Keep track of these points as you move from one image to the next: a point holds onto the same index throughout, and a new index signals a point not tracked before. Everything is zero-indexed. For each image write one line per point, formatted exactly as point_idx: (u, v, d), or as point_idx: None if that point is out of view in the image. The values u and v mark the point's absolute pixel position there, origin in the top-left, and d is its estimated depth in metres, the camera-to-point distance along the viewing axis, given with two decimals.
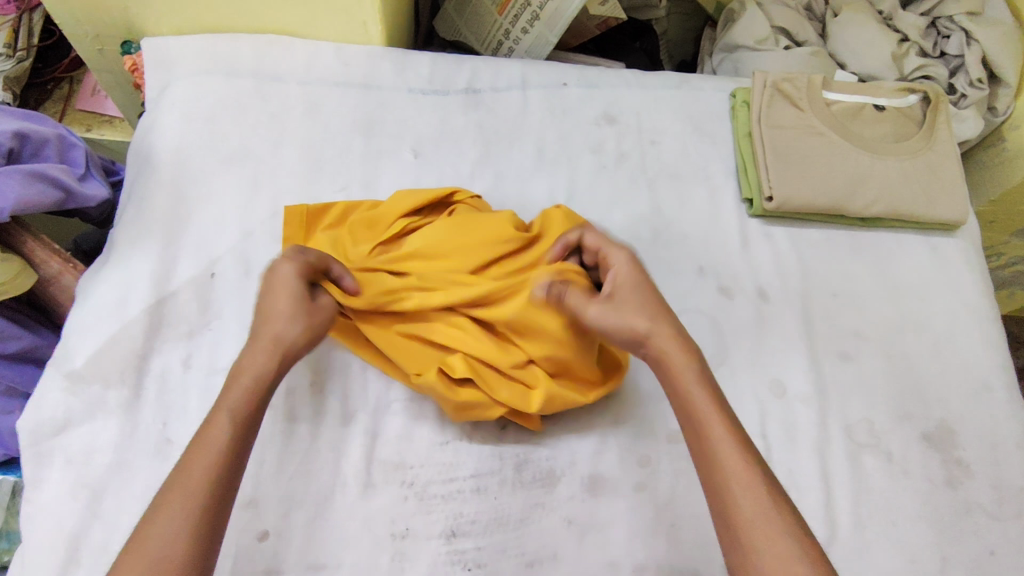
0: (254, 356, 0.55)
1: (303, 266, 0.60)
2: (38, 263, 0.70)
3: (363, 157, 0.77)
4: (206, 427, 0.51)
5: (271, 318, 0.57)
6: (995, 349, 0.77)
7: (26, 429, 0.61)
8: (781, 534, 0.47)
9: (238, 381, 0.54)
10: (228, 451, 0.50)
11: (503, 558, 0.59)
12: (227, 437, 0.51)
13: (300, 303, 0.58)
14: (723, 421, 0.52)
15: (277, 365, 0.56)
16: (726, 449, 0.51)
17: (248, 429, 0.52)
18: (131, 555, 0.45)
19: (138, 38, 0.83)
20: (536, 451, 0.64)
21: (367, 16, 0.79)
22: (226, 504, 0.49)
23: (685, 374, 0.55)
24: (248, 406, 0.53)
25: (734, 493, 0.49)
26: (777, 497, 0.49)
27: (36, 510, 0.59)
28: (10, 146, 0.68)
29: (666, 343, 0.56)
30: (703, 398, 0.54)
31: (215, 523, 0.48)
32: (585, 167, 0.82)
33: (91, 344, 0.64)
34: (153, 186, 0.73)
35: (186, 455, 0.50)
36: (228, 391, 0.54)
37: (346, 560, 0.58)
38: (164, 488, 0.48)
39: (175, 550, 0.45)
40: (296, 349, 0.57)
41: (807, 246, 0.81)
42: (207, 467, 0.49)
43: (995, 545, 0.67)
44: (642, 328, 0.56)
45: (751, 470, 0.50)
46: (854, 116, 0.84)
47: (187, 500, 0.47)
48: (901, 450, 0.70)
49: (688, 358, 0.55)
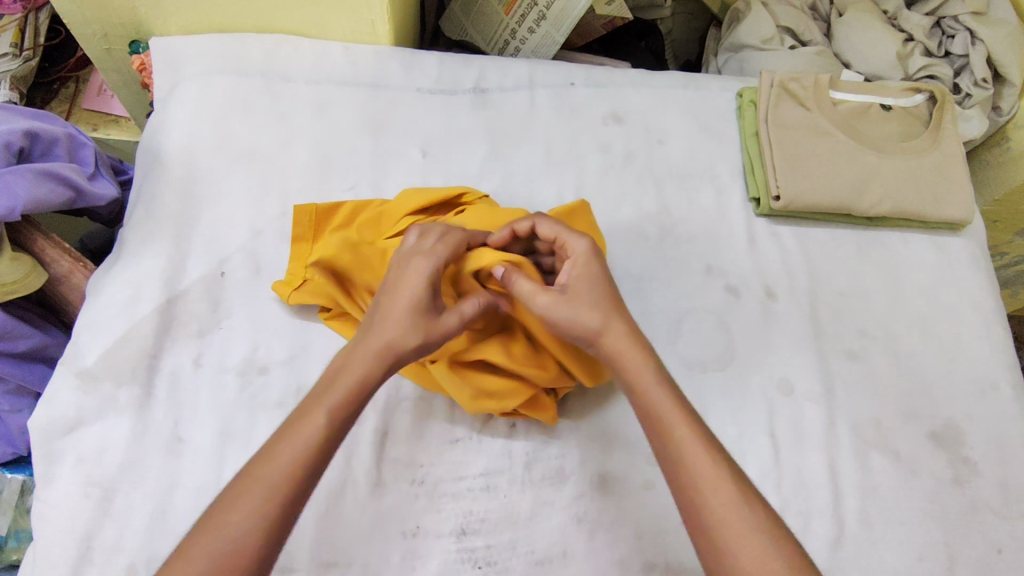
0: (359, 363, 0.51)
1: (436, 264, 0.56)
2: (48, 262, 0.70)
3: (371, 157, 0.78)
4: (300, 421, 0.49)
5: (391, 320, 0.53)
6: (1002, 348, 0.77)
7: (38, 427, 0.61)
8: (756, 536, 0.46)
9: (340, 379, 0.51)
10: (319, 447, 0.48)
11: (513, 556, 0.59)
12: (322, 433, 0.48)
13: (420, 308, 0.54)
14: (687, 423, 0.51)
15: (381, 375, 0.52)
16: (693, 455, 0.49)
17: (342, 431, 0.49)
18: (198, 543, 0.44)
19: (146, 38, 0.83)
20: (545, 450, 0.64)
21: (375, 16, 0.80)
22: (299, 506, 0.47)
23: (643, 382, 0.53)
24: (346, 407, 0.50)
25: (705, 495, 0.48)
26: (751, 499, 0.48)
27: (48, 508, 0.59)
28: (21, 145, 0.68)
29: (629, 346, 0.55)
30: (663, 401, 0.52)
31: (285, 524, 0.45)
32: (593, 166, 0.82)
33: (102, 343, 0.65)
34: (162, 186, 0.73)
35: (275, 442, 0.48)
36: (328, 389, 0.50)
37: (357, 558, 0.58)
38: (245, 475, 0.46)
39: (249, 544, 0.44)
40: (401, 361, 0.53)
41: (814, 245, 0.81)
42: (294, 462, 0.47)
43: (1002, 544, 0.67)
44: (595, 325, 0.55)
45: (721, 472, 0.49)
46: (861, 116, 0.84)
47: (263, 496, 0.45)
48: (908, 449, 0.70)
49: (641, 357, 0.54)
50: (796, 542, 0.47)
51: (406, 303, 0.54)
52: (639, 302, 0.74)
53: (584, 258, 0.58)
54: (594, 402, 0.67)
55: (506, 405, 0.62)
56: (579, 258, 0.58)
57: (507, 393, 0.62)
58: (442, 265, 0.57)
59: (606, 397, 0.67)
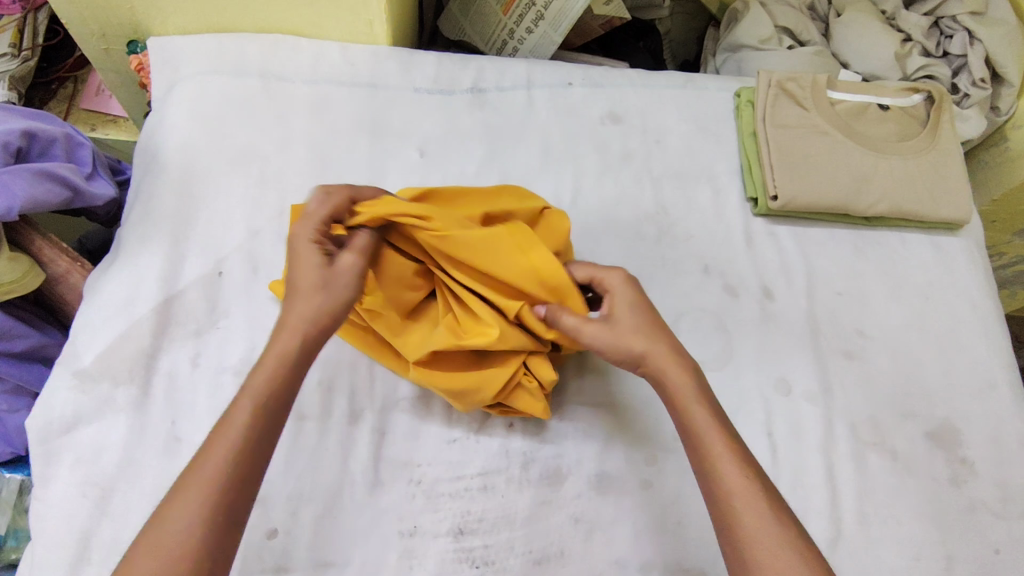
0: (279, 337, 0.51)
1: (317, 225, 0.57)
2: (46, 262, 0.70)
3: (369, 157, 0.78)
4: (230, 411, 0.48)
5: (298, 286, 0.53)
6: (999, 348, 0.77)
7: (35, 427, 0.61)
8: (782, 546, 0.46)
9: (262, 364, 0.50)
10: (248, 435, 0.47)
11: (510, 555, 0.59)
12: (247, 422, 0.47)
13: (319, 272, 0.54)
14: (724, 437, 0.51)
15: (301, 345, 0.51)
16: (727, 467, 0.49)
17: (268, 415, 0.48)
18: (145, 544, 0.43)
19: (144, 38, 0.83)
20: (543, 449, 0.64)
21: (373, 16, 0.80)
22: (248, 491, 0.46)
23: (686, 396, 0.54)
24: (270, 389, 0.49)
25: (736, 507, 0.48)
26: (781, 513, 0.48)
27: (46, 508, 0.59)
28: (18, 145, 0.68)
29: (671, 363, 0.55)
30: (702, 414, 0.53)
31: (234, 511, 0.45)
32: (591, 166, 0.82)
33: (99, 343, 0.65)
34: (160, 185, 0.73)
35: (208, 437, 0.47)
36: (256, 369, 0.50)
37: (354, 557, 0.58)
38: (180, 477, 0.46)
39: (189, 541, 0.43)
40: (321, 326, 0.52)
41: (812, 245, 0.81)
42: (223, 454, 0.46)
43: (999, 543, 0.67)
44: (639, 348, 0.56)
45: (752, 483, 0.49)
46: (859, 116, 0.84)
47: (202, 488, 0.45)
48: (905, 448, 0.70)
49: (685, 374, 0.55)
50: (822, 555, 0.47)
51: (310, 268, 0.54)
52: None
53: (623, 288, 0.59)
54: (592, 401, 0.67)
55: (482, 397, 0.61)
56: (620, 290, 0.59)
57: (482, 385, 0.60)
58: (322, 224, 0.57)
59: (603, 397, 0.67)
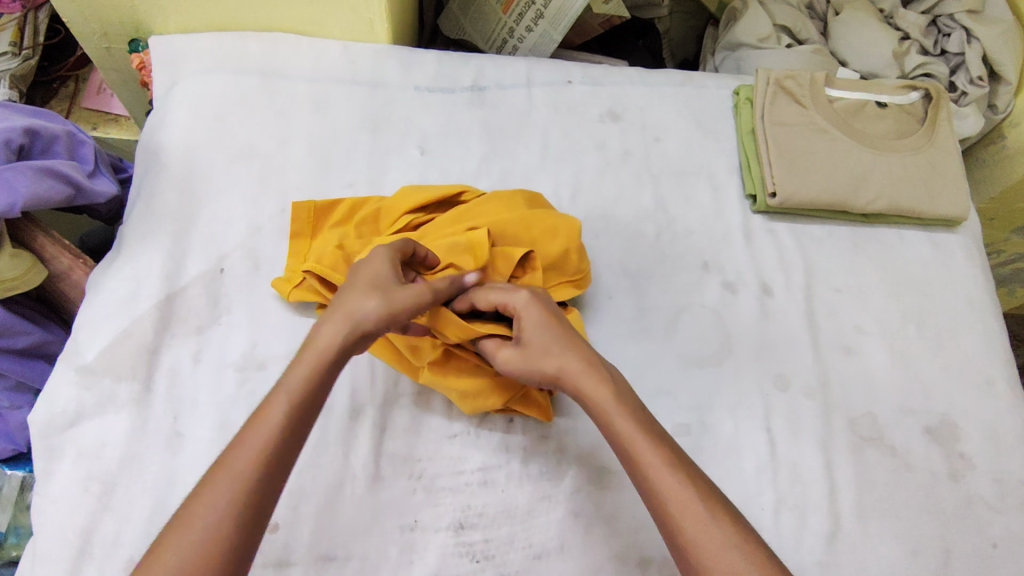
0: (323, 332, 0.52)
1: (395, 253, 0.57)
2: (48, 258, 0.70)
3: (369, 155, 0.78)
4: (265, 405, 0.49)
5: (353, 290, 0.54)
6: (996, 344, 0.78)
7: (38, 422, 0.61)
8: (725, 551, 0.46)
9: (303, 360, 0.51)
10: (283, 431, 0.48)
11: (510, 549, 0.60)
12: (283, 417, 0.48)
13: (379, 283, 0.54)
14: (654, 446, 0.50)
15: (344, 346, 0.52)
16: (660, 475, 0.49)
17: (305, 413, 0.49)
18: (169, 541, 0.44)
19: (146, 36, 0.83)
20: (543, 445, 0.64)
21: (373, 15, 0.80)
22: (274, 491, 0.47)
23: (609, 409, 0.52)
24: (306, 387, 0.50)
25: (677, 520, 0.48)
26: (722, 516, 0.47)
27: (48, 503, 0.59)
28: (21, 142, 0.68)
29: (585, 375, 0.54)
30: (629, 428, 0.51)
31: (258, 507, 0.45)
32: (590, 163, 0.82)
33: (101, 339, 0.65)
34: (161, 183, 0.73)
35: (242, 432, 0.48)
36: (293, 365, 0.51)
37: (356, 552, 0.58)
38: (211, 471, 0.46)
39: (216, 539, 0.43)
40: (367, 329, 0.52)
41: (810, 242, 0.81)
42: (256, 450, 0.46)
43: (997, 538, 0.67)
44: (551, 368, 0.55)
45: (690, 492, 0.48)
46: (857, 113, 0.85)
47: (231, 484, 0.45)
48: (903, 443, 0.70)
49: (605, 387, 0.53)
50: (770, 552, 0.46)
51: (378, 278, 0.55)
52: (636, 299, 0.74)
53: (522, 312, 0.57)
54: None
55: (493, 402, 0.62)
56: (526, 314, 0.57)
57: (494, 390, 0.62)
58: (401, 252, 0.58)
59: None
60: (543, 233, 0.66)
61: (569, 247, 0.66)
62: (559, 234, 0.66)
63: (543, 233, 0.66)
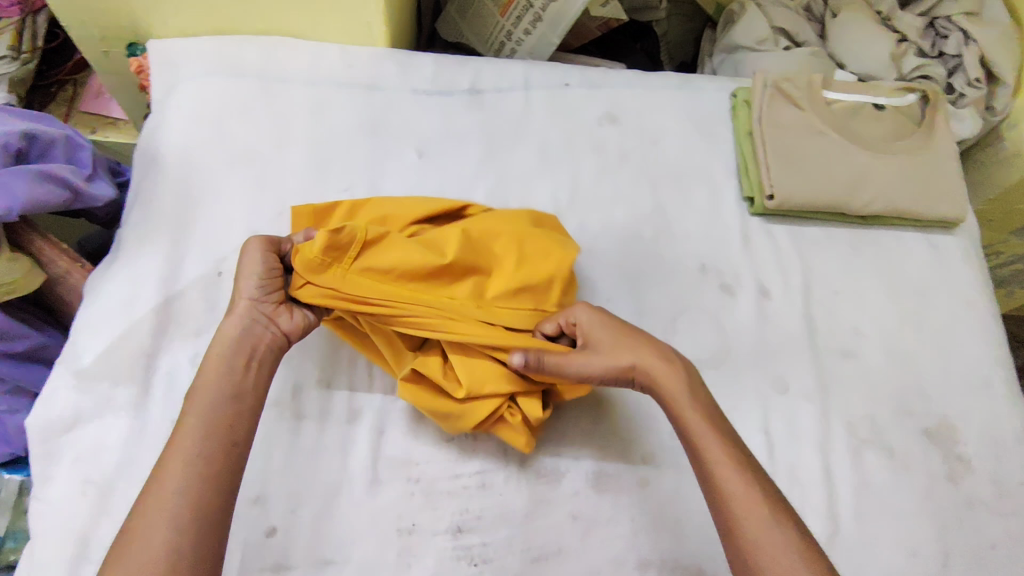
0: (213, 350, 0.55)
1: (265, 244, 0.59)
2: (46, 262, 0.70)
3: (367, 158, 0.78)
4: (178, 427, 0.50)
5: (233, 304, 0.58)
6: (994, 345, 0.78)
7: (36, 426, 0.61)
8: (783, 553, 0.47)
9: (202, 380, 0.53)
10: (203, 443, 0.49)
11: (508, 553, 0.60)
12: (200, 432, 0.50)
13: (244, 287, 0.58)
14: (721, 440, 0.53)
15: (230, 355, 0.54)
16: (725, 471, 0.51)
17: (214, 423, 0.51)
18: (116, 562, 0.44)
19: (145, 40, 0.83)
20: (541, 447, 0.64)
21: (371, 18, 0.80)
22: (212, 496, 0.47)
23: (679, 399, 0.55)
24: (212, 404, 0.52)
25: (736, 511, 0.49)
26: (782, 518, 0.49)
27: (45, 507, 0.59)
28: (18, 146, 0.68)
29: (661, 368, 0.57)
30: (699, 421, 0.54)
31: (199, 513, 0.46)
32: (588, 166, 0.82)
33: (98, 343, 0.65)
34: (159, 186, 0.73)
35: (164, 454, 0.49)
36: (195, 388, 0.53)
37: (353, 555, 0.58)
38: (140, 497, 0.47)
39: (160, 548, 0.44)
40: (239, 334, 0.55)
41: (809, 245, 0.82)
42: (182, 464, 0.48)
43: (996, 539, 0.67)
44: (628, 360, 0.57)
45: (751, 485, 0.50)
46: (854, 115, 0.85)
47: (165, 498, 0.46)
48: (902, 445, 0.70)
49: (680, 381, 0.56)
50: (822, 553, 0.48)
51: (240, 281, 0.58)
52: (634, 301, 0.74)
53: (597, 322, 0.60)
54: (589, 398, 0.67)
55: (462, 424, 0.60)
56: (589, 321, 0.60)
57: (464, 411, 0.60)
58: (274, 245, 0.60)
59: (602, 395, 0.68)
60: (536, 252, 0.64)
61: (557, 273, 0.63)
62: (551, 257, 0.64)
63: (527, 253, 0.63)
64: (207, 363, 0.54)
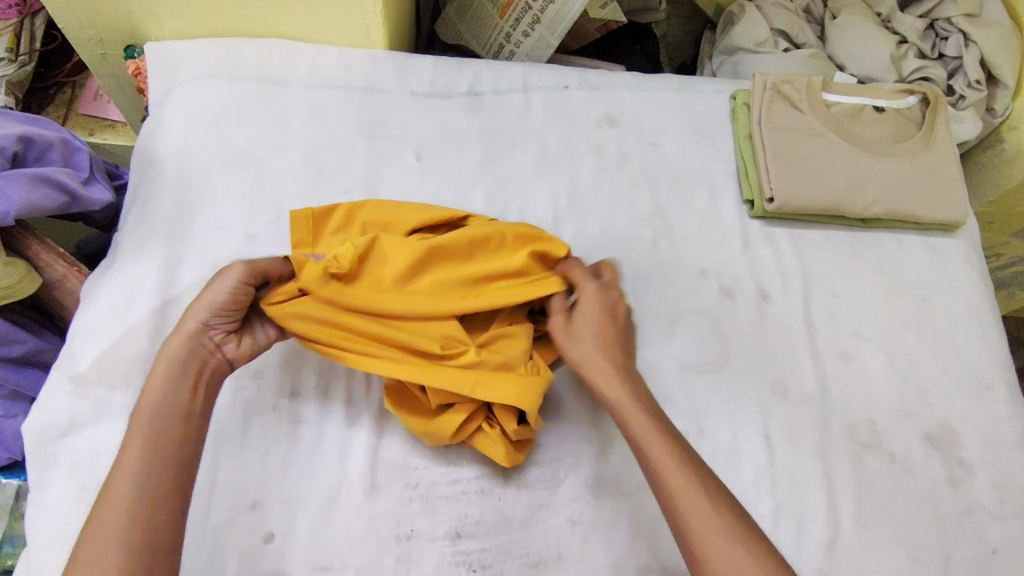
0: (156, 371, 0.53)
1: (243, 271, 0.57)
2: (42, 266, 0.70)
3: (365, 160, 0.78)
4: (122, 448, 0.50)
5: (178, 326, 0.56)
6: (995, 348, 0.78)
7: (32, 431, 0.61)
8: (731, 549, 0.47)
9: (146, 401, 0.52)
10: (149, 462, 0.49)
11: (507, 559, 0.59)
12: (144, 451, 0.49)
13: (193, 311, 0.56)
14: (665, 440, 0.53)
15: (174, 374, 0.53)
16: (671, 472, 0.51)
17: (160, 442, 0.50)
18: None
19: (141, 42, 0.83)
20: (540, 452, 0.64)
21: (369, 21, 0.80)
22: (160, 513, 0.47)
23: (625, 404, 0.56)
24: (156, 423, 0.51)
25: (682, 510, 0.49)
26: (729, 515, 0.48)
27: (40, 513, 0.58)
28: (15, 150, 0.68)
29: (604, 361, 0.58)
30: (645, 424, 0.54)
31: (148, 532, 0.46)
32: (587, 168, 0.82)
33: (95, 349, 0.65)
34: (156, 190, 0.73)
35: (109, 476, 0.48)
36: (138, 408, 0.52)
37: (352, 561, 0.58)
38: (87, 520, 0.46)
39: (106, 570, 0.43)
40: (183, 356, 0.54)
41: (808, 248, 0.81)
42: (126, 486, 0.47)
43: (996, 544, 0.67)
44: (576, 357, 0.59)
45: (697, 484, 0.50)
46: (854, 118, 0.85)
47: (111, 521, 0.46)
48: (902, 449, 0.70)
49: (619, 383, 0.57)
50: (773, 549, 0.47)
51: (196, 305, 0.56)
52: (633, 305, 0.74)
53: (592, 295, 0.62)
54: (588, 402, 0.67)
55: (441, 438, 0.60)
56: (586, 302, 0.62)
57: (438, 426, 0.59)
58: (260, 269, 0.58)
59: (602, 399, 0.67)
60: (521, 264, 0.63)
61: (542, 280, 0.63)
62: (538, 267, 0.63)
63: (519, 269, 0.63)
64: (150, 384, 0.53)
